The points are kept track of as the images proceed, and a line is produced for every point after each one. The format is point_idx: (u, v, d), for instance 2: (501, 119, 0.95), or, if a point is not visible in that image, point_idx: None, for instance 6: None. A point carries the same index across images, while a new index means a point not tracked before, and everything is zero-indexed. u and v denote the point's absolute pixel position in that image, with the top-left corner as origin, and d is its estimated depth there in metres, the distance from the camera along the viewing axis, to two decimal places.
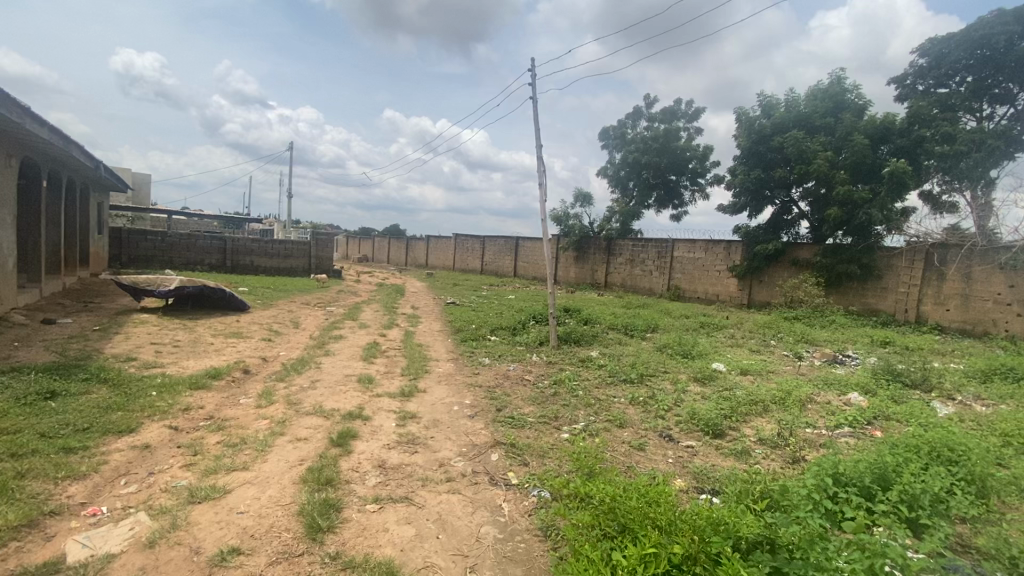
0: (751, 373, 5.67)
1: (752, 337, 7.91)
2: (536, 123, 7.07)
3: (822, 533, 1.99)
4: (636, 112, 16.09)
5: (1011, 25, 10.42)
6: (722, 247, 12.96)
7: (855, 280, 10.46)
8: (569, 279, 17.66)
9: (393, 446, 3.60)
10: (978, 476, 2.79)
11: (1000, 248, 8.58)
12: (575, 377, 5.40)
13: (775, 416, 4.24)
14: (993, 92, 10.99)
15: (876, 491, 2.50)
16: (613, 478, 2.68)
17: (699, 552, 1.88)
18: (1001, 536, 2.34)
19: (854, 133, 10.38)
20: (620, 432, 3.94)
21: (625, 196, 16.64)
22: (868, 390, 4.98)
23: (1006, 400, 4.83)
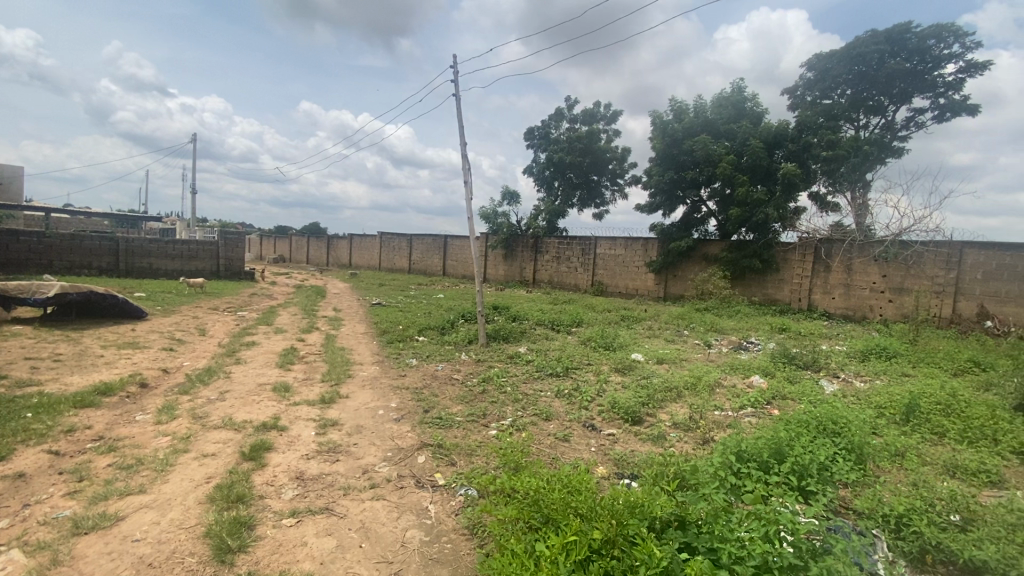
0: (667, 361, 6.03)
1: (668, 328, 8.41)
2: (460, 120, 7.05)
3: (726, 506, 2.15)
4: (559, 112, 16.48)
5: (881, 45, 11.84)
6: (640, 244, 13.64)
7: (756, 273, 11.44)
8: (498, 277, 17.77)
9: (312, 455, 3.44)
10: (857, 445, 3.15)
11: (874, 243, 9.75)
12: (503, 373, 5.44)
13: (687, 401, 4.53)
14: (867, 104, 12.44)
15: (772, 464, 2.75)
16: (537, 470, 2.71)
17: (617, 535, 1.97)
18: (876, 497, 2.66)
19: (752, 138, 11.34)
20: (546, 425, 4.03)
21: (550, 195, 17.00)
22: (767, 372, 5.48)
23: (880, 376, 5.52)
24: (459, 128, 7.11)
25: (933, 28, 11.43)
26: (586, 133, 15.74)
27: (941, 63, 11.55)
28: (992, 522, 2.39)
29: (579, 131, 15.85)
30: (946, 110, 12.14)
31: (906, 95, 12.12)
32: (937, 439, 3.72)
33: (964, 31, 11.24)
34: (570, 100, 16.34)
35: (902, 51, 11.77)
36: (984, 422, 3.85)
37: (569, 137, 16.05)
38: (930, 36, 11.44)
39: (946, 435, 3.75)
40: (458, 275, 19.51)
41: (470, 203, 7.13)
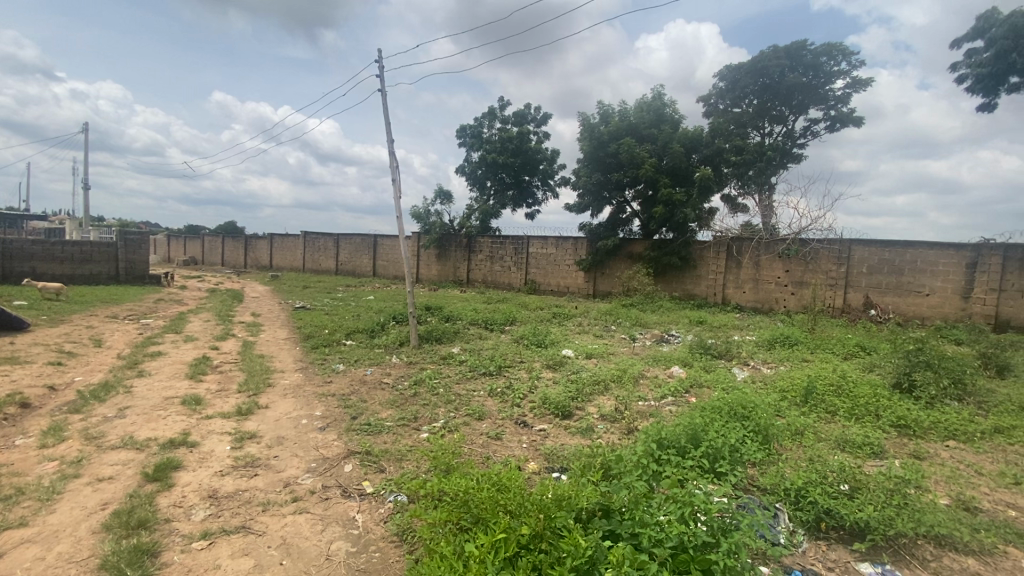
0: (595, 356, 6.25)
1: (597, 324, 8.71)
2: (387, 116, 6.88)
3: (646, 492, 2.26)
4: (490, 112, 16.51)
5: (782, 60, 12.95)
6: (570, 243, 14.00)
7: (677, 270, 12.11)
8: (430, 277, 17.49)
9: (227, 472, 3.21)
10: (762, 427, 3.44)
11: (778, 241, 10.65)
12: (435, 375, 5.37)
13: (614, 393, 4.73)
14: (771, 114, 13.57)
15: (688, 448, 2.93)
16: (468, 471, 2.69)
17: (545, 528, 2.01)
18: (779, 473, 2.91)
19: (672, 142, 12.00)
20: (478, 424, 4.03)
21: (483, 194, 17.00)
22: (686, 362, 5.84)
23: (783, 362, 6.05)
24: (386, 125, 6.93)
25: (825, 46, 12.66)
26: (517, 134, 15.90)
27: (832, 78, 12.83)
28: (874, 488, 2.68)
29: (510, 131, 15.98)
30: (837, 121, 13.51)
31: (803, 106, 13.34)
32: (830, 417, 4.13)
33: (850, 51, 12.56)
34: (501, 100, 16.40)
35: (799, 66, 12.93)
36: (867, 400, 4.34)
37: (500, 137, 16.13)
38: (822, 53, 12.68)
39: (837, 413, 4.18)
40: (389, 276, 19.01)
41: (399, 202, 6.98)
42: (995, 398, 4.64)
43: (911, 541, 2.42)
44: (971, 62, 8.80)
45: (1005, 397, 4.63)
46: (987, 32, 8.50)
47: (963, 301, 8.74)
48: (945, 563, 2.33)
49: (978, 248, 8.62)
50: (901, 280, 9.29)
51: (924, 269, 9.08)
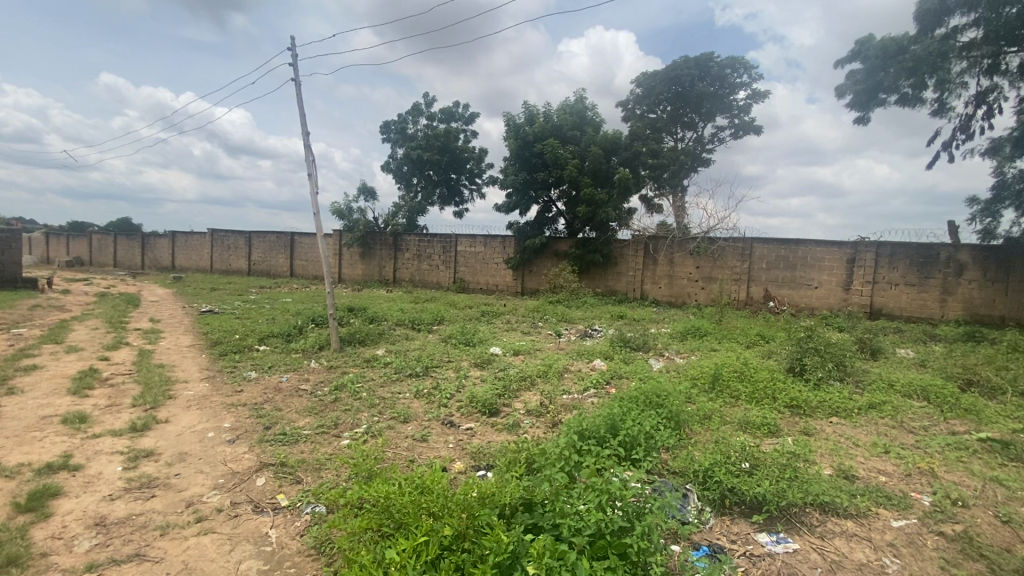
0: (522, 353, 6.35)
1: (524, 321, 8.85)
2: (302, 109, 6.53)
3: (567, 483, 2.32)
4: (416, 108, 16.16)
5: (692, 70, 13.82)
6: (498, 242, 14.08)
7: (599, 267, 12.56)
8: (354, 277, 16.80)
9: (118, 495, 2.90)
10: (675, 414, 3.67)
11: (689, 239, 11.39)
12: (358, 379, 5.18)
13: (539, 388, 4.83)
14: (683, 120, 14.46)
15: (607, 437, 3.07)
16: (391, 475, 2.62)
17: (468, 528, 2.01)
18: (690, 456, 3.12)
19: (594, 145, 12.42)
20: (404, 427, 3.94)
21: (409, 192, 16.63)
22: (607, 355, 6.10)
23: (694, 352, 6.50)
24: (302, 116, 6.56)
25: (730, 59, 13.69)
26: (443, 132, 15.70)
27: (735, 89, 13.91)
28: (770, 464, 2.96)
29: (436, 128, 15.74)
30: (740, 129, 14.67)
31: (711, 114, 14.34)
32: (734, 401, 4.50)
33: (750, 65, 13.68)
34: (427, 96, 16.09)
35: (708, 76, 13.86)
36: (766, 384, 4.77)
37: (426, 134, 15.85)
38: (727, 66, 13.69)
39: (740, 396, 4.56)
40: (309, 276, 18.08)
41: (316, 198, 6.65)
42: (869, 376, 5.28)
43: (800, 510, 2.69)
44: (850, 81, 9.88)
45: (877, 376, 5.29)
46: (863, 54, 9.57)
47: (845, 293, 9.86)
48: (828, 526, 2.61)
49: (856, 246, 9.75)
50: (794, 274, 10.31)
51: (813, 264, 10.13)
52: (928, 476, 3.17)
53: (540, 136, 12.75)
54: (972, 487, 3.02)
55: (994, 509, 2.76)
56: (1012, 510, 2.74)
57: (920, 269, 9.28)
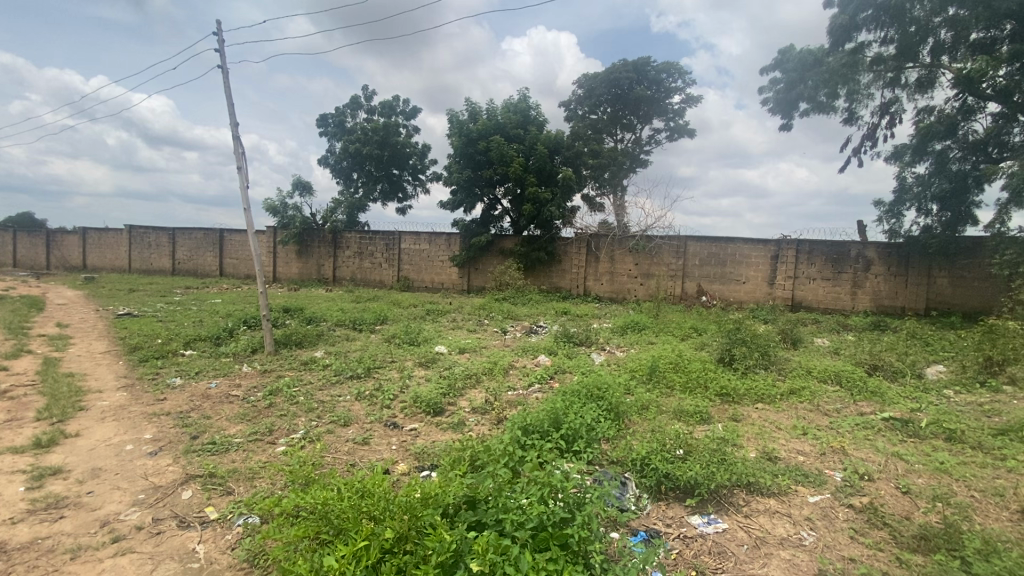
0: (467, 351, 6.33)
1: (470, 319, 8.83)
2: (230, 98, 6.17)
3: (510, 478, 2.34)
4: (354, 100, 15.66)
5: (631, 73, 14.27)
6: (443, 239, 13.95)
7: (544, 264, 12.72)
8: (290, 275, 16.02)
9: (19, 518, 2.62)
10: (615, 405, 3.79)
11: (629, 237, 11.79)
12: (294, 382, 4.96)
13: (484, 385, 4.84)
14: (622, 122, 14.92)
15: (550, 431, 3.14)
16: (329, 480, 2.53)
17: (410, 529, 1.99)
18: (629, 446, 3.23)
19: (537, 144, 12.56)
20: (344, 431, 3.83)
21: (349, 187, 16.11)
22: (552, 350, 6.21)
23: (633, 345, 6.74)
24: (229, 106, 6.18)
25: (665, 64, 14.25)
26: (383, 125, 15.31)
27: (670, 93, 14.51)
28: (702, 450, 3.12)
29: (376, 122, 15.32)
30: (675, 132, 15.33)
31: (648, 117, 14.89)
32: (670, 391, 4.71)
33: (684, 71, 14.32)
34: (365, 89, 15.63)
35: (645, 80, 14.36)
36: (699, 374, 5.03)
37: (365, 128, 15.39)
38: (663, 70, 14.24)
39: (674, 386, 4.78)
40: (240, 275, 17.10)
41: (247, 193, 6.30)
42: (789, 364, 5.70)
43: (728, 491, 2.87)
44: (774, 87, 10.58)
45: (797, 364, 5.71)
46: (785, 64, 10.29)
47: (770, 288, 10.58)
48: (753, 505, 2.81)
49: (779, 243, 10.48)
50: (725, 271, 10.91)
51: (741, 261, 10.78)
52: (839, 454, 3.47)
53: (484, 134, 12.72)
54: (877, 462, 3.34)
55: (894, 481, 3.06)
56: (910, 480, 3.05)
57: (834, 265, 10.11)
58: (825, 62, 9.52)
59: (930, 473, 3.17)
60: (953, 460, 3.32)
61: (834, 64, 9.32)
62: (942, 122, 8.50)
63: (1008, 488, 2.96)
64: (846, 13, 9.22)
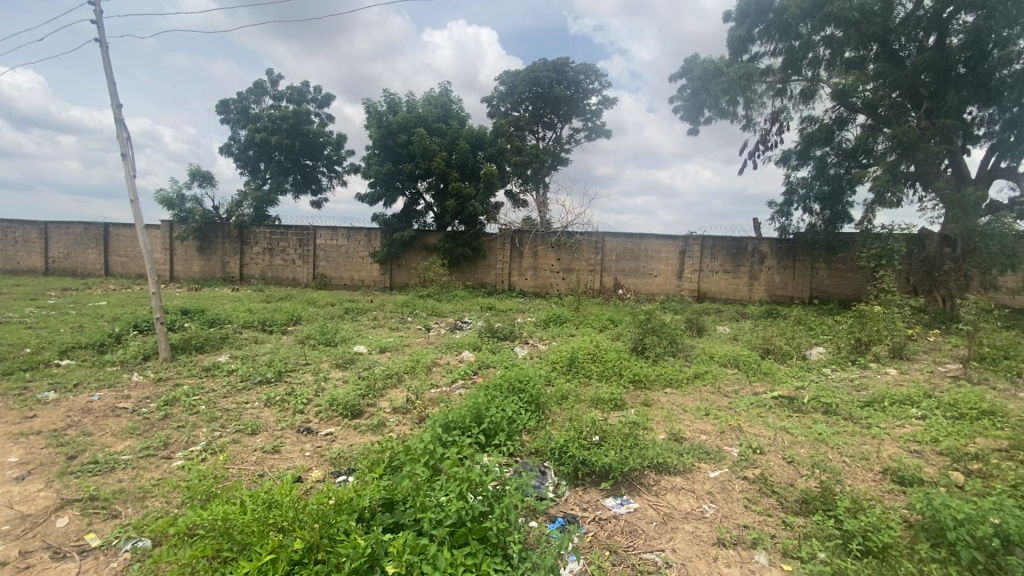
0: (389, 350, 6.17)
1: (392, 317, 8.60)
2: (110, 75, 5.51)
3: (429, 477, 2.31)
4: (260, 86, 14.62)
5: (551, 73, 14.57)
6: (363, 235, 13.47)
7: (468, 260, 12.67)
8: (189, 274, 14.64)
9: None
10: (536, 397, 3.88)
11: (551, 233, 12.08)
12: (194, 391, 4.56)
13: (406, 384, 4.74)
14: (543, 120, 15.19)
15: (472, 426, 3.14)
16: (232, 493, 2.36)
17: (322, 538, 1.92)
18: (549, 436, 3.31)
19: (459, 139, 12.47)
20: (252, 440, 3.59)
21: (257, 178, 15.03)
22: (475, 346, 6.21)
23: (554, 338, 6.93)
24: (109, 85, 5.51)
25: (583, 66, 14.70)
26: (293, 112, 14.43)
27: (588, 94, 15.00)
28: (615, 435, 3.27)
29: (285, 109, 14.40)
30: (593, 132, 15.87)
31: (568, 116, 15.28)
32: (588, 380, 4.90)
33: (601, 73, 14.86)
34: (272, 74, 14.62)
35: (564, 80, 14.72)
36: (615, 363, 5.28)
37: (273, 115, 14.42)
38: (581, 71, 14.67)
39: (592, 375, 4.99)
40: (131, 275, 15.39)
41: (134, 182, 5.67)
42: (695, 351, 6.14)
43: (639, 472, 3.04)
44: (682, 94, 11.29)
45: (701, 350, 6.16)
46: (691, 71, 10.99)
47: (679, 281, 11.33)
48: (661, 483, 3.00)
49: (686, 239, 11.24)
50: (639, 265, 11.54)
51: (653, 255, 11.44)
52: (736, 431, 3.79)
53: (405, 126, 12.41)
54: (768, 436, 3.69)
55: (782, 452, 3.41)
56: (794, 451, 3.42)
57: (734, 259, 11.02)
58: (725, 72, 10.30)
59: (810, 443, 3.57)
60: (829, 431, 3.75)
61: (733, 74, 10.12)
62: (821, 131, 9.60)
63: (871, 452, 3.41)
64: (742, 27, 10.03)
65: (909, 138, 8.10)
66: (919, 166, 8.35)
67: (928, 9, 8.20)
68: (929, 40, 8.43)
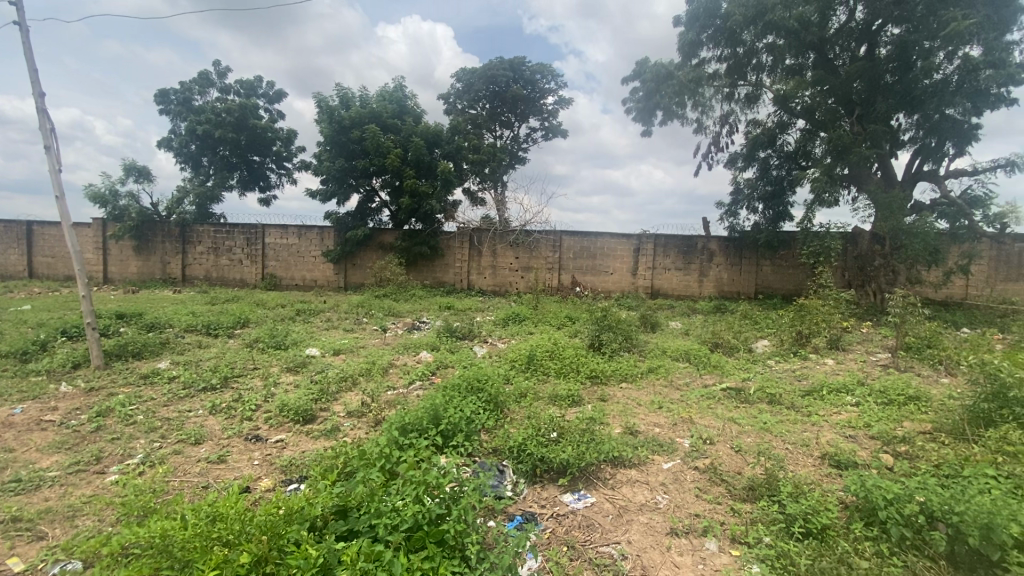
0: (343, 352, 6.02)
1: (347, 318, 8.39)
2: (32, 61, 5.09)
3: (385, 482, 2.26)
4: (203, 76, 13.88)
5: (507, 71, 14.59)
6: (315, 233, 13.06)
7: (426, 259, 12.50)
8: (125, 275, 13.73)
9: None
10: (494, 396, 3.86)
11: (509, 232, 12.11)
12: (131, 399, 4.28)
13: (361, 387, 4.64)
14: (500, 119, 15.19)
15: (428, 428, 3.10)
16: (172, 508, 2.23)
17: (271, 550, 1.84)
18: (507, 435, 3.31)
19: (414, 135, 12.29)
20: (195, 450, 3.40)
21: (199, 174, 14.27)
22: (433, 346, 6.14)
23: (514, 336, 6.96)
24: (31, 71, 5.09)
25: (540, 66, 14.81)
26: (239, 105, 13.80)
27: (545, 94, 15.12)
28: (573, 433, 3.30)
29: (230, 101, 13.74)
30: (550, 132, 16.03)
31: (525, 115, 15.35)
32: (546, 377, 4.95)
33: (557, 73, 15.03)
34: (217, 65, 13.94)
35: (521, 79, 14.78)
36: (571, 360, 5.35)
37: (217, 108, 13.73)
38: (537, 71, 14.77)
39: (550, 372, 5.05)
40: (58, 276, 14.28)
41: (60, 177, 5.26)
42: (649, 346, 6.31)
43: (596, 467, 3.10)
44: (635, 96, 11.56)
45: (654, 345, 6.34)
46: (643, 74, 11.27)
47: (634, 278, 11.62)
48: (617, 477, 3.07)
49: (640, 238, 11.54)
50: (595, 263, 11.76)
51: (609, 253, 11.68)
52: (687, 423, 3.92)
53: (358, 122, 12.11)
54: (717, 427, 3.84)
55: (730, 442, 3.56)
56: (741, 440, 3.57)
57: (685, 256, 11.41)
58: (675, 75, 10.61)
59: (756, 432, 3.74)
60: (773, 420, 3.95)
61: (683, 78, 10.45)
62: (765, 134, 10.09)
63: (811, 439, 3.61)
64: (691, 33, 10.35)
65: (843, 142, 8.63)
66: (852, 168, 8.93)
67: (859, 21, 8.75)
68: (861, 50, 8.99)
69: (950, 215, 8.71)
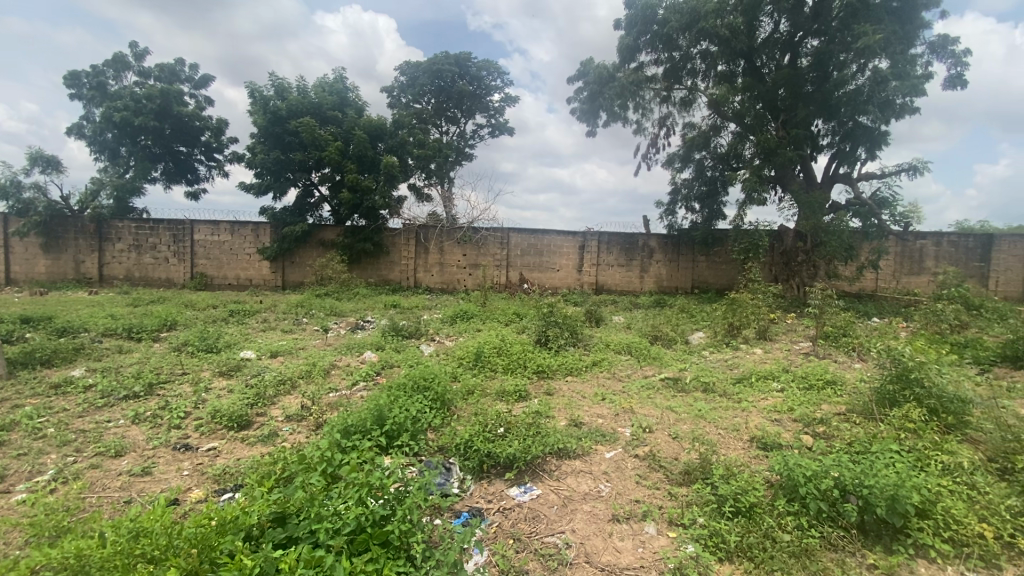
0: (281, 354, 5.76)
1: (285, 318, 8.05)
2: None
3: (325, 486, 2.20)
4: (119, 59, 12.81)
5: (453, 66, 14.48)
6: (249, 230, 12.42)
7: (370, 256, 12.19)
8: (31, 276, 12.44)
9: None
10: (440, 394, 3.83)
11: (456, 228, 12.04)
12: (40, 411, 3.92)
13: (301, 390, 4.47)
14: (446, 114, 15.03)
15: (372, 429, 3.04)
16: (88, 526, 2.06)
17: (201, 562, 1.75)
18: (454, 432, 3.30)
19: (356, 128, 11.94)
20: (115, 463, 3.16)
21: (117, 165, 13.16)
22: (378, 345, 6.02)
23: (461, 334, 6.94)
24: None
25: (486, 63, 14.80)
26: (161, 91, 12.82)
27: (491, 91, 15.13)
28: (519, 428, 3.34)
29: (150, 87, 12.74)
30: (497, 129, 16.05)
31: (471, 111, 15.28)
32: (494, 373, 4.98)
33: (503, 71, 15.08)
34: (135, 46, 12.89)
35: (466, 75, 14.71)
36: (518, 355, 5.41)
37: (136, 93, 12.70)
38: (483, 68, 14.76)
39: (497, 368, 5.08)
40: None
41: None
42: (593, 340, 6.48)
43: (541, 460, 3.16)
44: (578, 96, 11.80)
45: (598, 339, 6.52)
46: (586, 75, 11.51)
47: (578, 274, 11.88)
48: (562, 468, 3.15)
49: (584, 235, 11.80)
50: (542, 259, 11.92)
51: (555, 250, 11.87)
52: (628, 414, 4.07)
53: (295, 113, 11.61)
54: (656, 416, 4.01)
55: (668, 430, 3.73)
56: (677, 428, 3.75)
57: (627, 252, 11.79)
58: (617, 78, 10.90)
59: (691, 419, 3.94)
60: (707, 407, 4.18)
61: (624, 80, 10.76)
62: (700, 137, 10.58)
63: (741, 423, 3.85)
64: (630, 37, 10.66)
65: (770, 146, 9.20)
66: (778, 170, 9.54)
67: (783, 32, 9.33)
68: (785, 59, 9.59)
69: (862, 214, 9.50)
